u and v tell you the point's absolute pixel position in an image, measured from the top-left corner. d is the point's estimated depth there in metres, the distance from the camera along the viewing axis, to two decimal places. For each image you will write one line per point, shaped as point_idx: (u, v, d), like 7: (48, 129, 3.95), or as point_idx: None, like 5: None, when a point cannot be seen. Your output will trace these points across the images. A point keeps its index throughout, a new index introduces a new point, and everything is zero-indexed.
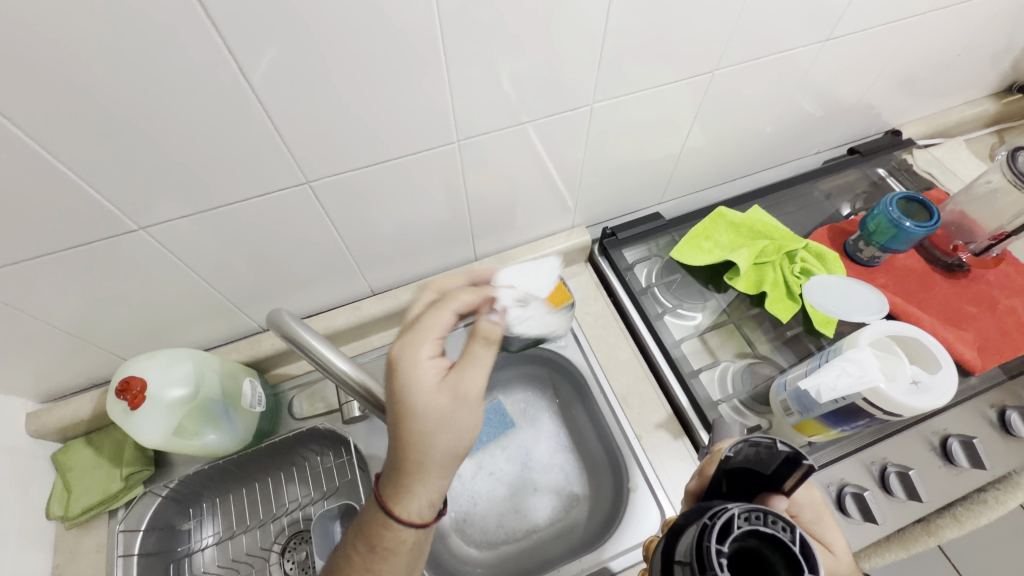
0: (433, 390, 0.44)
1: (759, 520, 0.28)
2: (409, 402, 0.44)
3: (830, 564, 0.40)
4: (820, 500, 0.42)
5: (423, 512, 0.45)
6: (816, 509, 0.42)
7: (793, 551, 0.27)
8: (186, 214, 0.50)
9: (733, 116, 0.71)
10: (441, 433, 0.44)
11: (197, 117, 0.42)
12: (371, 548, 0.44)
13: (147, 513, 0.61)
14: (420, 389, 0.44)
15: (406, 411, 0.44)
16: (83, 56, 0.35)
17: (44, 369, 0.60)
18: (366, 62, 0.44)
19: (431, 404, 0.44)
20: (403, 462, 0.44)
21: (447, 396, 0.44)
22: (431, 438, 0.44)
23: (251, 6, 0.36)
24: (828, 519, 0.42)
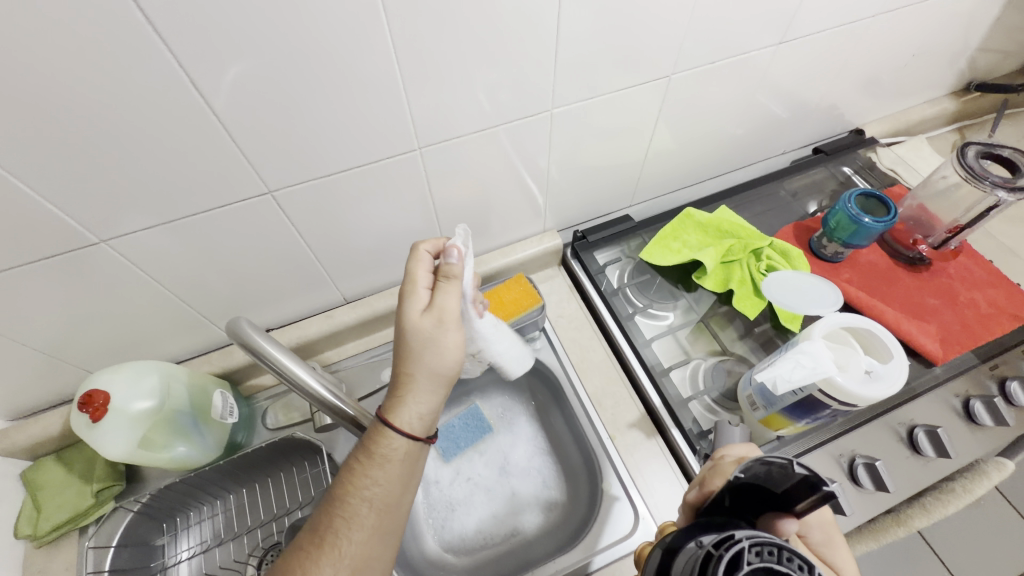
0: (417, 315, 0.49)
1: (773, 558, 0.28)
2: (399, 328, 0.49)
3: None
4: (829, 520, 0.44)
5: (415, 423, 0.48)
6: (825, 531, 0.44)
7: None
8: (150, 226, 0.50)
9: (697, 119, 0.73)
10: (427, 351, 0.48)
11: (154, 130, 0.43)
12: (368, 456, 0.48)
13: (118, 530, 0.60)
14: (408, 316, 0.49)
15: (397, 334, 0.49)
16: (31, 72, 0.35)
17: (9, 387, 0.60)
18: (323, 73, 0.45)
19: (414, 326, 0.48)
20: (398, 379, 0.49)
21: (432, 319, 0.48)
22: (420, 356, 0.48)
23: (201, 20, 0.37)
24: (838, 542, 0.44)
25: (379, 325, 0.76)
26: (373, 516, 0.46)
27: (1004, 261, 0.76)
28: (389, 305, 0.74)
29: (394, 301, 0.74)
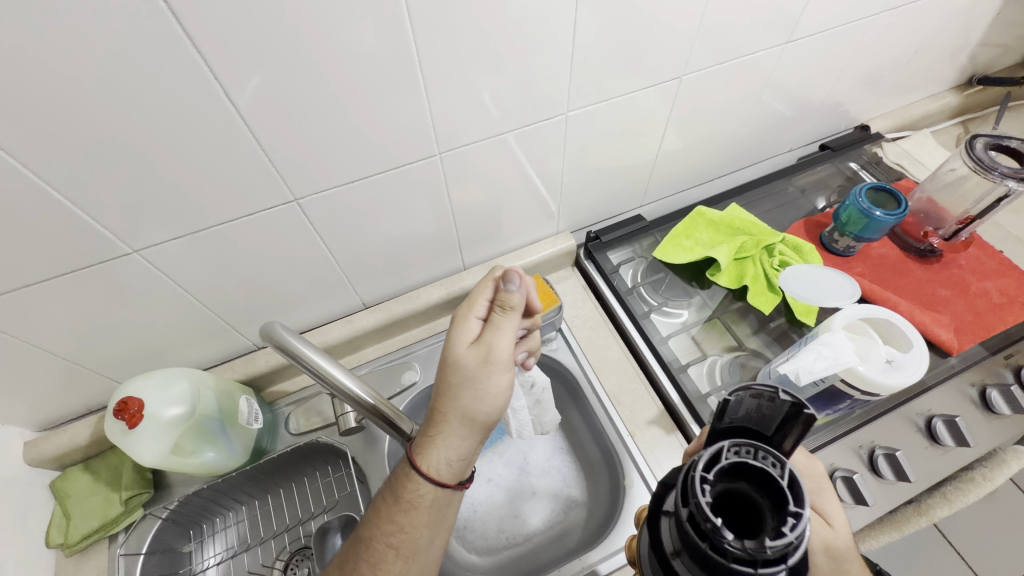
0: (463, 349, 0.50)
1: (747, 456, 0.29)
2: (445, 360, 0.50)
3: (828, 535, 0.42)
4: (820, 472, 0.45)
5: (442, 469, 0.49)
6: (817, 481, 0.44)
7: (780, 485, 0.28)
8: (177, 236, 0.52)
9: (705, 119, 0.74)
10: (463, 388, 0.49)
11: (185, 141, 0.44)
12: (395, 499, 0.49)
13: (147, 537, 0.62)
14: (453, 348, 0.50)
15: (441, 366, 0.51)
16: (74, 88, 0.37)
17: (39, 397, 0.61)
18: (347, 85, 0.46)
19: (459, 360, 0.49)
20: (430, 415, 0.50)
21: (474, 355, 0.49)
22: (454, 394, 0.49)
23: (230, 30, 0.38)
24: (828, 492, 0.43)
25: (397, 329, 0.77)
26: (398, 563, 0.48)
27: (1014, 251, 0.77)
28: (407, 310, 0.75)
29: (413, 305, 0.75)
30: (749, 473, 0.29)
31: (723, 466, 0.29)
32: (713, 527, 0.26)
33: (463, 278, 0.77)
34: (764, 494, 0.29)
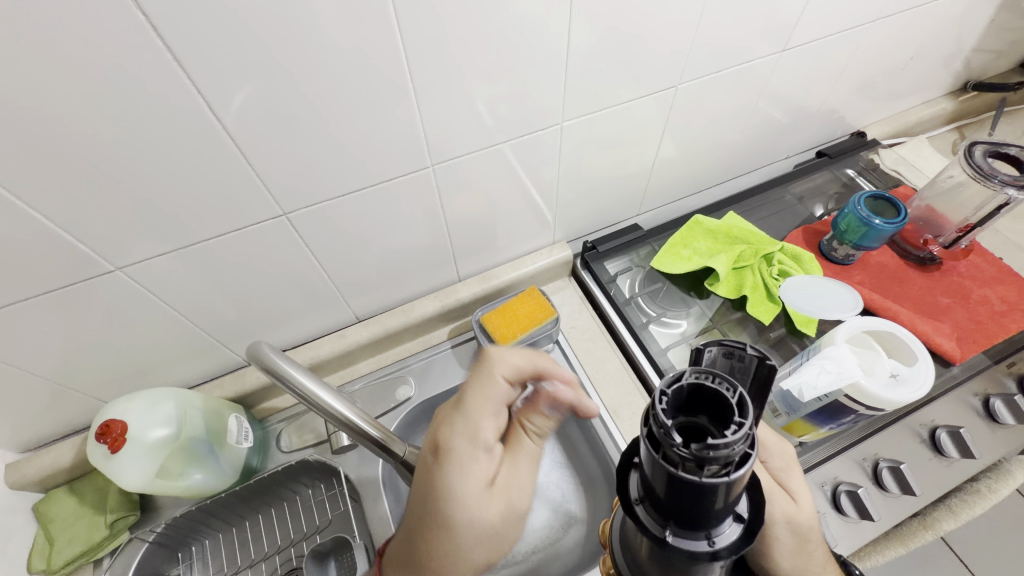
0: (485, 497, 0.42)
1: (706, 378, 0.25)
2: (460, 512, 0.41)
3: (790, 510, 0.41)
4: (789, 453, 0.45)
5: None
6: (785, 460, 0.44)
7: (730, 402, 0.24)
8: (162, 253, 0.50)
9: (702, 127, 0.73)
10: (480, 544, 0.43)
11: (169, 157, 0.43)
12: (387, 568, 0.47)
13: (133, 561, 0.60)
14: (474, 499, 0.42)
15: (445, 521, 0.42)
16: (51, 104, 0.36)
17: (22, 419, 0.59)
18: (335, 97, 0.45)
19: (480, 515, 0.42)
20: (426, 565, 0.43)
21: (501, 505, 0.43)
22: (468, 549, 0.43)
23: (212, 43, 0.37)
24: (796, 471, 0.44)
25: (391, 342, 0.75)
26: None
27: (1013, 258, 0.76)
28: (401, 322, 0.73)
29: (407, 318, 0.74)
30: (706, 400, 0.25)
31: (683, 387, 0.25)
32: (664, 430, 0.23)
33: (458, 290, 0.75)
34: (717, 414, 0.24)
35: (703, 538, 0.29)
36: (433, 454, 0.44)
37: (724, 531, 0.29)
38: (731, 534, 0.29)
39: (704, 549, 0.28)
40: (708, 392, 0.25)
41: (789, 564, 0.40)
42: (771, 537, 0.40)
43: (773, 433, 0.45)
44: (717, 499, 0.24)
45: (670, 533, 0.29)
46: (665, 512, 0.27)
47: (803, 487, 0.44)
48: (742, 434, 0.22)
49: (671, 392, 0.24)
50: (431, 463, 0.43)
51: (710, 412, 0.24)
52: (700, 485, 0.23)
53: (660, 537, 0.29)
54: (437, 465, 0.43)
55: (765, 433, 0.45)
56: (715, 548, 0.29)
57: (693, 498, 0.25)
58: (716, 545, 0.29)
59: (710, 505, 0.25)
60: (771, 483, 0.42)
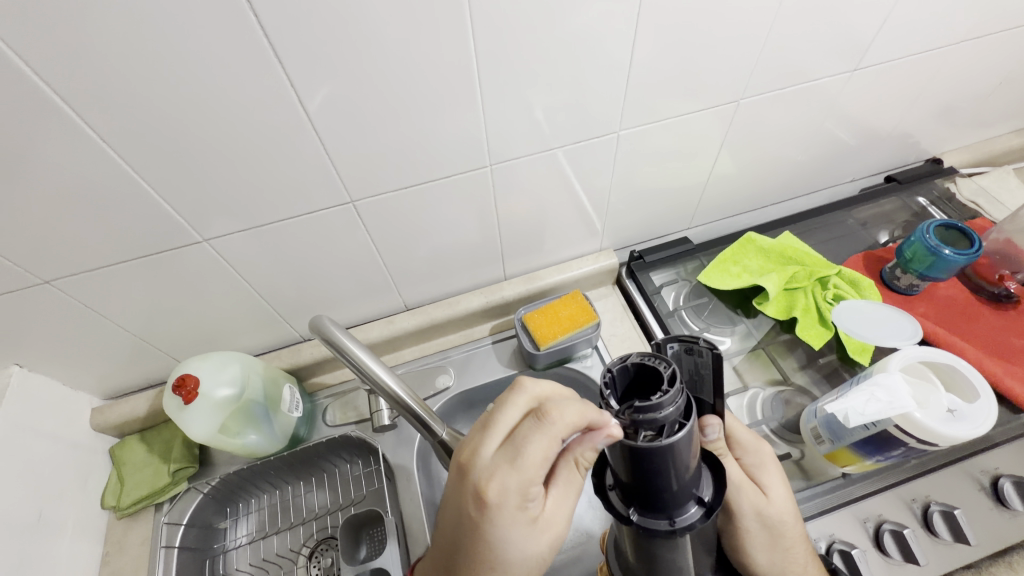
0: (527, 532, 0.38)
1: (650, 359, 0.31)
2: (498, 543, 0.38)
3: (760, 502, 0.44)
4: (767, 450, 0.47)
5: None
6: (760, 457, 0.46)
7: (662, 376, 0.30)
8: (242, 229, 0.56)
9: (762, 144, 0.72)
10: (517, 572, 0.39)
11: (258, 142, 0.48)
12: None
13: (189, 509, 0.65)
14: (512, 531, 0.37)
15: (498, 562, 0.38)
16: (168, 90, 0.41)
17: (108, 368, 0.66)
18: (407, 94, 0.48)
19: (520, 546, 0.38)
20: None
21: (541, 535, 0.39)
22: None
23: (309, 42, 0.41)
24: (771, 467, 0.46)
25: (434, 333, 0.78)
26: None
27: None
28: (445, 315, 0.76)
29: (452, 311, 0.76)
30: (648, 377, 0.31)
31: (629, 367, 0.31)
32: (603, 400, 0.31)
33: (503, 288, 0.77)
34: (653, 391, 0.30)
35: (664, 519, 0.34)
36: (477, 504, 0.37)
37: (684, 513, 0.34)
38: (692, 515, 0.34)
39: (663, 527, 0.34)
40: (649, 373, 0.31)
41: (763, 556, 0.44)
42: (742, 528, 0.44)
43: (750, 432, 0.47)
44: (663, 466, 0.30)
45: (635, 513, 0.35)
46: (629, 493, 0.34)
47: (779, 482, 0.46)
48: (663, 399, 0.29)
49: (616, 369, 0.31)
50: (474, 512, 0.37)
51: (652, 391, 0.31)
52: (639, 448, 0.29)
53: (625, 516, 0.35)
54: (484, 514, 0.37)
55: (738, 430, 0.47)
56: (674, 526, 0.34)
57: (645, 467, 0.30)
58: (676, 523, 0.34)
59: (661, 475, 0.31)
60: (744, 478, 0.45)
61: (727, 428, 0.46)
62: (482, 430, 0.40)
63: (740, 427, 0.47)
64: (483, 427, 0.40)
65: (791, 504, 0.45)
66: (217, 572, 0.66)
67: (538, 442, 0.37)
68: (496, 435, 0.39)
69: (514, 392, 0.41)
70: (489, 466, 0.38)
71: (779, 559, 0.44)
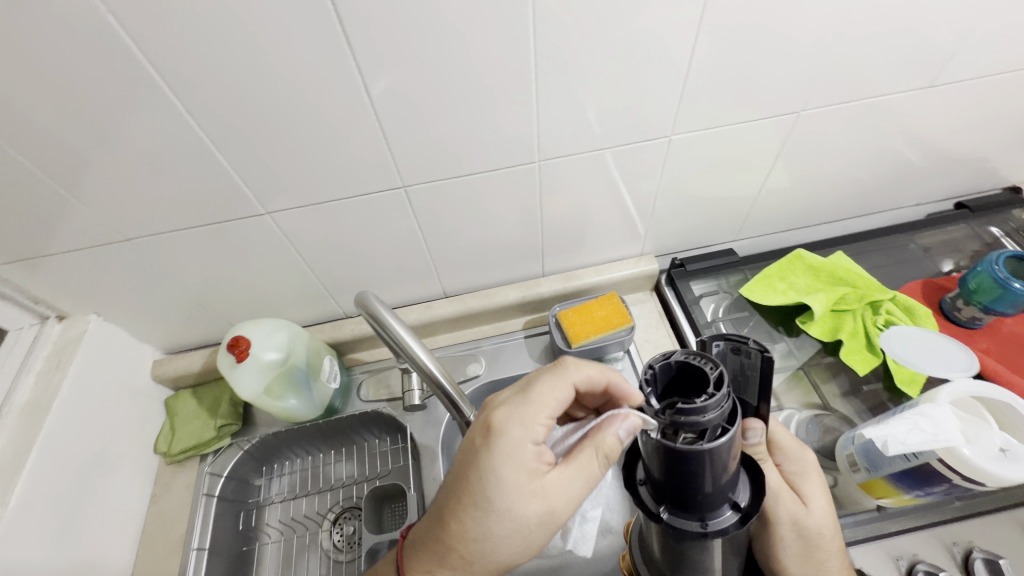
0: (524, 485, 0.43)
1: (695, 359, 0.31)
2: (493, 485, 0.42)
3: (799, 513, 0.43)
4: (808, 457, 0.46)
5: None
6: (801, 464, 0.45)
7: (708, 377, 0.29)
8: (301, 206, 0.59)
9: (820, 159, 0.70)
10: (507, 526, 0.43)
11: (323, 124, 0.51)
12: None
13: (230, 462, 0.70)
14: (506, 474, 0.43)
15: (484, 503, 0.43)
16: (249, 71, 0.45)
17: (171, 324, 0.72)
18: (465, 87, 0.50)
19: (512, 495, 0.42)
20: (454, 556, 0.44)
21: (535, 495, 0.43)
22: (496, 528, 0.43)
23: (379, 32, 0.44)
24: (811, 475, 0.45)
25: (470, 322, 0.80)
26: None
27: None
28: (482, 305, 0.78)
29: (488, 302, 0.78)
30: (692, 378, 0.31)
31: (671, 365, 0.32)
32: (644, 398, 0.31)
33: (540, 284, 0.78)
34: (695, 392, 0.30)
35: (696, 521, 0.34)
36: (483, 433, 0.45)
37: (718, 516, 0.33)
38: (727, 519, 0.34)
39: (694, 528, 0.33)
40: (693, 373, 0.31)
41: (797, 566, 0.42)
42: (778, 538, 0.43)
43: (792, 438, 0.46)
44: (701, 470, 0.30)
45: (665, 511, 0.34)
46: (661, 491, 0.33)
47: (818, 492, 0.44)
48: (709, 402, 0.28)
49: (659, 367, 0.31)
50: (478, 440, 0.44)
51: (695, 392, 0.31)
52: (677, 450, 0.29)
53: (655, 514, 0.35)
54: (484, 445, 0.44)
55: (778, 434, 0.47)
56: (707, 529, 0.33)
57: (681, 468, 0.30)
58: (709, 526, 0.33)
59: (696, 476, 0.30)
60: (782, 484, 0.44)
61: (768, 434, 0.46)
62: (513, 390, 0.49)
63: (782, 432, 0.47)
64: (516, 387, 0.49)
65: (830, 515, 0.44)
66: (251, 523, 0.71)
67: (546, 387, 0.47)
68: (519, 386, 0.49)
69: (547, 363, 0.53)
70: (503, 407, 0.46)
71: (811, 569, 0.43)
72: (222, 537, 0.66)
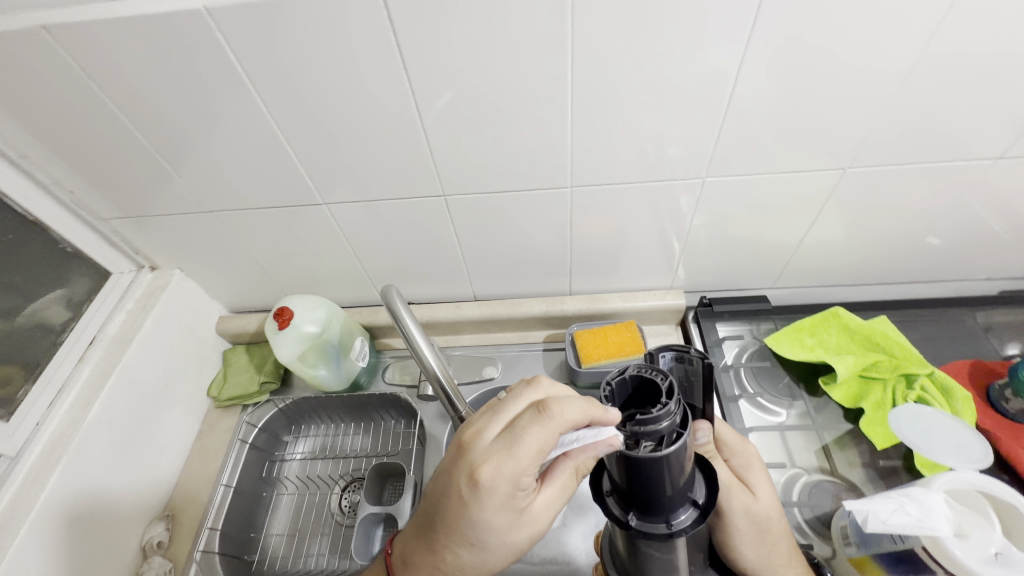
0: (516, 519, 0.43)
1: (647, 371, 0.34)
2: (486, 523, 0.42)
3: (749, 501, 0.45)
4: (752, 452, 0.48)
5: None
6: (746, 457, 0.48)
7: (659, 387, 0.32)
8: (354, 200, 0.66)
9: (872, 217, 0.67)
10: (501, 552, 0.44)
11: (379, 132, 0.57)
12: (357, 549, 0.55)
13: (265, 416, 0.79)
14: (498, 513, 0.42)
15: (479, 538, 0.43)
16: (321, 82, 0.52)
17: (238, 288, 0.83)
18: (506, 111, 0.55)
19: (505, 529, 0.43)
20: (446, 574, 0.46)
21: (526, 525, 0.43)
22: (489, 555, 0.44)
23: (433, 57, 0.50)
24: (757, 467, 0.47)
25: (494, 326, 0.84)
26: None
27: None
28: (508, 313, 0.82)
29: (513, 311, 0.82)
30: (647, 390, 0.33)
31: (627, 378, 0.34)
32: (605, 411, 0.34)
33: (565, 302, 0.81)
34: (652, 401, 0.33)
35: (662, 523, 0.36)
36: (469, 481, 0.42)
37: (679, 516, 0.36)
38: (687, 518, 0.36)
39: (661, 530, 0.36)
40: (647, 385, 0.33)
41: (751, 550, 0.44)
42: (731, 527, 0.45)
43: (735, 434, 0.48)
44: (662, 475, 0.32)
45: (634, 518, 0.36)
46: (625, 497, 0.36)
47: (764, 481, 0.47)
48: (661, 412, 0.31)
49: (615, 382, 0.34)
50: (464, 488, 0.42)
51: (649, 403, 0.33)
52: (641, 458, 0.32)
53: (624, 521, 0.36)
54: (473, 496, 0.41)
55: (724, 432, 0.48)
56: (672, 529, 0.36)
57: (644, 476, 0.32)
58: (674, 526, 0.36)
59: (657, 482, 0.33)
60: (731, 477, 0.46)
61: (716, 432, 0.47)
62: (489, 416, 0.45)
63: (727, 429, 0.48)
64: (490, 413, 0.45)
65: (777, 502, 0.46)
66: (272, 473, 0.80)
67: (533, 433, 0.41)
68: (500, 423, 0.44)
69: (529, 387, 0.46)
70: (487, 451, 0.42)
71: (766, 553, 0.44)
72: (247, 480, 0.75)
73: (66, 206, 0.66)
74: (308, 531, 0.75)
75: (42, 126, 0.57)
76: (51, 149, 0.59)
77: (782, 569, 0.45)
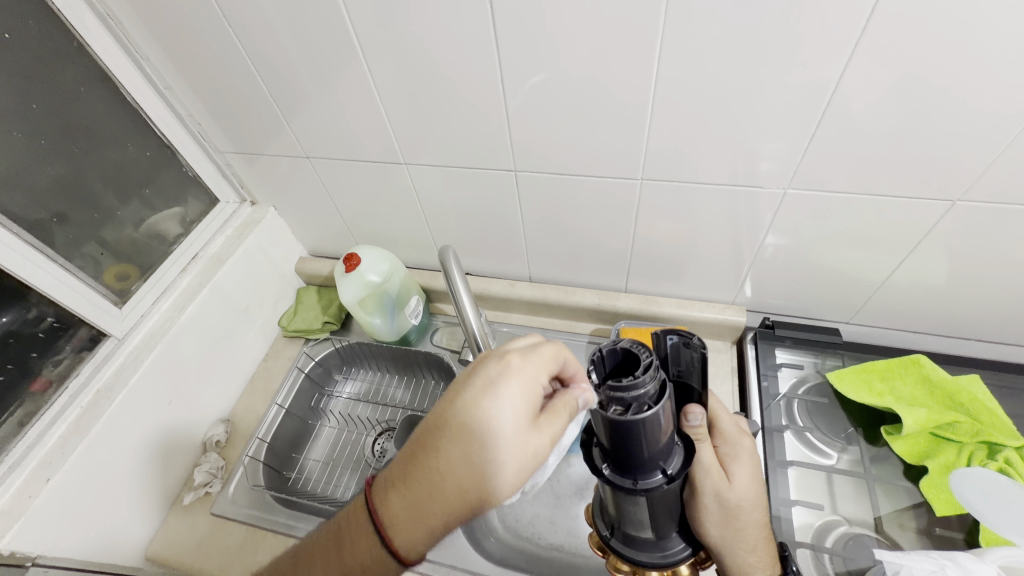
0: (530, 427, 0.40)
1: (639, 348, 0.33)
2: (506, 416, 0.39)
3: (722, 486, 0.46)
4: (745, 443, 0.50)
5: None
6: (736, 448, 0.49)
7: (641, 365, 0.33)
8: (432, 166, 0.70)
9: (983, 264, 0.59)
10: (509, 470, 0.39)
11: (463, 104, 0.60)
12: None
13: (321, 352, 0.87)
14: (519, 406, 0.39)
15: (493, 438, 0.39)
16: (418, 50, 0.55)
17: (320, 234, 0.91)
18: (588, 96, 0.55)
19: (522, 434, 0.39)
20: (437, 487, 0.38)
21: (538, 441, 0.39)
22: (497, 465, 0.38)
23: (524, 37, 0.51)
24: (743, 460, 0.49)
25: (545, 310, 0.85)
26: None
27: None
28: (560, 299, 0.82)
29: (565, 298, 0.82)
30: (631, 364, 0.34)
31: (618, 350, 0.34)
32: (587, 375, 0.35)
33: (619, 298, 0.80)
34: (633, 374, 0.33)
35: (629, 478, 0.37)
36: (496, 368, 0.41)
37: (649, 478, 0.36)
38: (654, 482, 0.36)
39: (627, 485, 0.36)
40: (634, 360, 0.33)
41: (714, 530, 0.46)
42: (700, 506, 0.46)
43: (732, 424, 0.50)
44: (637, 440, 0.33)
45: (606, 468, 0.37)
46: (606, 451, 0.36)
47: (744, 474, 0.48)
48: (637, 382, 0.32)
49: (606, 350, 0.34)
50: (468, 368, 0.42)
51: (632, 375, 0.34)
52: (609, 420, 0.32)
53: (597, 469, 0.38)
54: (497, 378, 0.40)
55: (720, 417, 0.50)
56: (636, 486, 0.36)
57: (621, 438, 0.33)
58: (639, 485, 0.36)
59: (630, 445, 0.33)
60: (713, 462, 0.46)
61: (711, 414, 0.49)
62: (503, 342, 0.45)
63: (722, 416, 0.50)
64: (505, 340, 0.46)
65: (749, 495, 0.48)
66: (320, 404, 0.87)
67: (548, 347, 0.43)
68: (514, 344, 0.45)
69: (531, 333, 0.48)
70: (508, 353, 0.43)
71: (729, 537, 0.46)
72: (298, 406, 0.83)
73: (194, 137, 0.76)
74: (341, 464, 0.81)
75: (186, 65, 0.66)
76: (191, 87, 0.69)
77: (740, 553, 0.46)
